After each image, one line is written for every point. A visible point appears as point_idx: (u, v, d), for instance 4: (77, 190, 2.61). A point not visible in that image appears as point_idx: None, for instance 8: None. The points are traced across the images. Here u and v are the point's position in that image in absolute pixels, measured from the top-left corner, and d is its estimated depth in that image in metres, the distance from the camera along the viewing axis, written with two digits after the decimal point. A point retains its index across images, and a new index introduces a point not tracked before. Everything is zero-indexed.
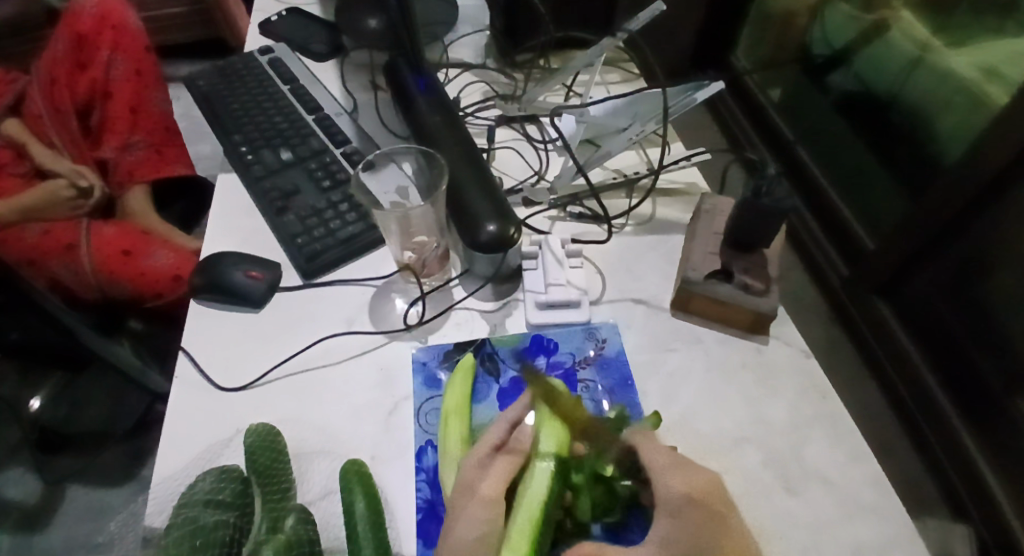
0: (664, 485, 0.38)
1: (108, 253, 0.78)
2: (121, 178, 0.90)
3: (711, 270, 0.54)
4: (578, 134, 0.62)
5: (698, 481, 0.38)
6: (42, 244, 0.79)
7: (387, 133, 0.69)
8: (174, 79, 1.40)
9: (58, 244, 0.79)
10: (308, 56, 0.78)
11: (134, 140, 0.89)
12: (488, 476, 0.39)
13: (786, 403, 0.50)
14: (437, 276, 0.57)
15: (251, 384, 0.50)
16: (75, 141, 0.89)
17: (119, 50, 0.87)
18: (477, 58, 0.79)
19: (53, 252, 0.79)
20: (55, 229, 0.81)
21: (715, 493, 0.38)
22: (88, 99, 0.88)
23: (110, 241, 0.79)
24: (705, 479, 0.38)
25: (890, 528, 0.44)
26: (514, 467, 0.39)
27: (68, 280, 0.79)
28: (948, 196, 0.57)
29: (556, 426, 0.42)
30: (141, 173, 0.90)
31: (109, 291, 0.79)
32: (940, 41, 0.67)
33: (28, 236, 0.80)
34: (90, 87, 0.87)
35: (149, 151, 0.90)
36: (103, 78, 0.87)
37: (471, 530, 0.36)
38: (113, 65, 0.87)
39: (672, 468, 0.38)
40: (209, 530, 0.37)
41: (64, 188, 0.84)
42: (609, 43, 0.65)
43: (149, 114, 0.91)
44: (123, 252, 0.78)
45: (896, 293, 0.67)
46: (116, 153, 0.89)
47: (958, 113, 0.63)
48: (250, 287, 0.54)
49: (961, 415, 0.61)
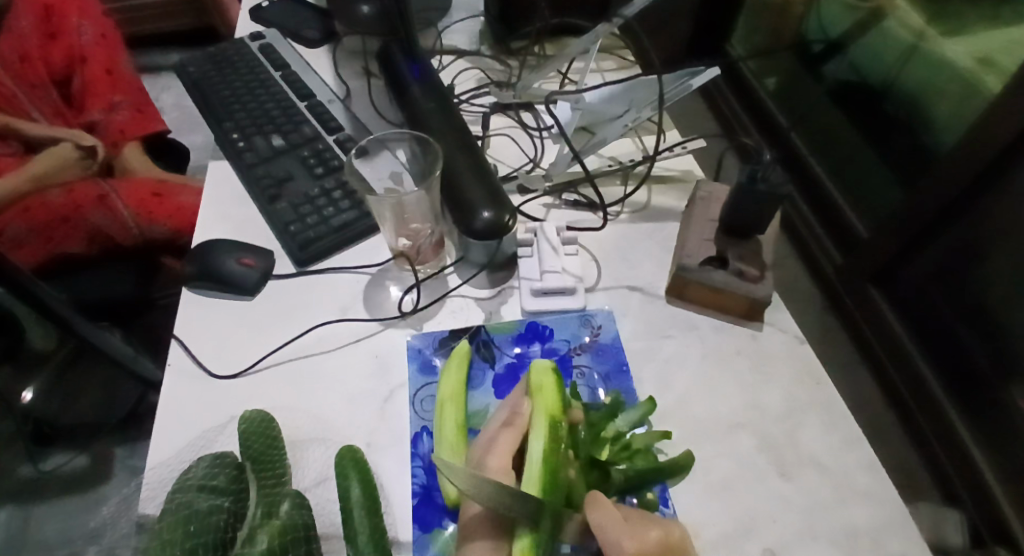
0: (610, 544, 0.33)
1: (140, 197, 0.77)
2: (113, 139, 0.88)
3: (706, 257, 0.54)
4: (573, 122, 0.62)
5: (648, 537, 0.34)
6: (70, 202, 0.76)
7: (379, 120, 0.69)
8: (163, 69, 1.38)
9: (86, 198, 0.76)
10: (299, 42, 0.77)
11: (117, 99, 0.90)
12: (493, 451, 0.40)
13: (780, 389, 0.50)
14: (431, 263, 0.57)
15: (244, 371, 0.49)
16: (58, 110, 0.91)
17: (85, 16, 0.91)
18: (471, 45, 0.78)
19: (85, 203, 0.76)
20: (77, 187, 0.77)
21: (665, 547, 0.34)
22: (64, 69, 0.91)
23: (135, 189, 0.78)
24: (656, 533, 0.34)
25: (883, 513, 0.44)
26: (518, 436, 0.40)
27: (105, 227, 0.76)
28: (951, 177, 0.54)
29: (547, 401, 0.41)
30: (131, 131, 0.88)
31: (148, 234, 0.77)
32: (935, 30, 0.65)
33: (53, 200, 0.76)
34: (66, 54, 0.90)
35: (133, 111, 0.90)
36: (76, 43, 0.90)
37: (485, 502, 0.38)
38: (83, 30, 0.91)
39: (619, 525, 0.34)
40: (204, 515, 0.36)
41: (71, 150, 0.83)
42: (604, 30, 0.64)
43: (125, 77, 0.93)
44: (153, 195, 0.78)
45: (891, 281, 0.65)
46: (104, 114, 0.89)
47: (951, 101, 0.61)
48: (243, 274, 0.54)
49: (953, 401, 0.59)
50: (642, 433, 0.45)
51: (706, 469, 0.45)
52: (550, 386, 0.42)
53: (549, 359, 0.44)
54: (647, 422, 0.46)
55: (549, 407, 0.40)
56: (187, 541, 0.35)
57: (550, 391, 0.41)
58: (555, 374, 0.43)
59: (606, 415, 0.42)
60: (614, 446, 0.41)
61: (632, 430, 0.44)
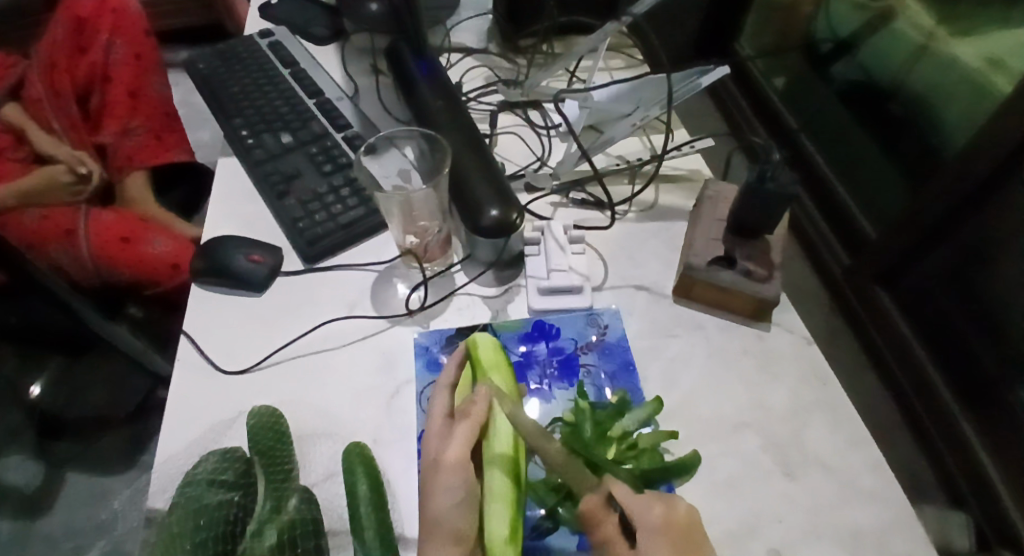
0: (642, 512, 0.34)
1: (107, 239, 0.79)
2: (119, 164, 0.89)
3: (714, 257, 0.53)
4: (582, 120, 0.63)
5: (673, 507, 0.34)
6: (42, 230, 0.80)
7: (387, 117, 0.69)
8: (173, 64, 1.38)
9: (57, 229, 0.80)
10: (309, 40, 0.78)
11: (133, 125, 0.89)
12: (450, 442, 0.39)
13: (786, 389, 0.50)
14: (438, 261, 0.57)
15: (252, 367, 0.50)
16: (75, 125, 0.90)
17: (119, 33, 0.88)
18: (478, 43, 0.78)
19: (53, 238, 0.80)
20: (53, 215, 0.81)
21: (691, 518, 0.34)
22: (87, 84, 0.89)
23: (109, 227, 0.80)
24: (683, 505, 0.35)
25: (889, 515, 0.44)
26: (474, 427, 0.39)
27: (67, 263, 0.80)
28: (960, 181, 0.54)
29: (504, 380, 0.43)
30: (140, 159, 0.89)
31: (107, 276, 0.80)
32: (944, 31, 0.64)
33: (28, 222, 0.81)
34: (89, 72, 0.88)
35: (147, 136, 0.89)
36: (102, 62, 0.88)
37: (450, 497, 0.36)
38: (112, 49, 0.88)
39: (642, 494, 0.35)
40: (213, 509, 0.37)
41: (64, 173, 0.87)
42: (613, 28, 0.63)
43: (150, 99, 0.90)
44: (121, 239, 0.79)
45: (898, 282, 0.64)
46: (115, 137, 0.89)
47: (962, 101, 0.60)
48: (252, 271, 0.54)
49: (959, 403, 0.59)
50: (649, 433, 0.45)
51: (712, 470, 0.45)
52: (503, 366, 0.44)
53: (492, 334, 0.46)
54: (654, 422, 0.46)
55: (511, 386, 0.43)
56: (194, 536, 0.35)
57: (504, 371, 0.43)
58: (497, 348, 0.45)
59: (614, 413, 0.42)
60: (621, 445, 0.41)
61: (639, 429, 0.43)
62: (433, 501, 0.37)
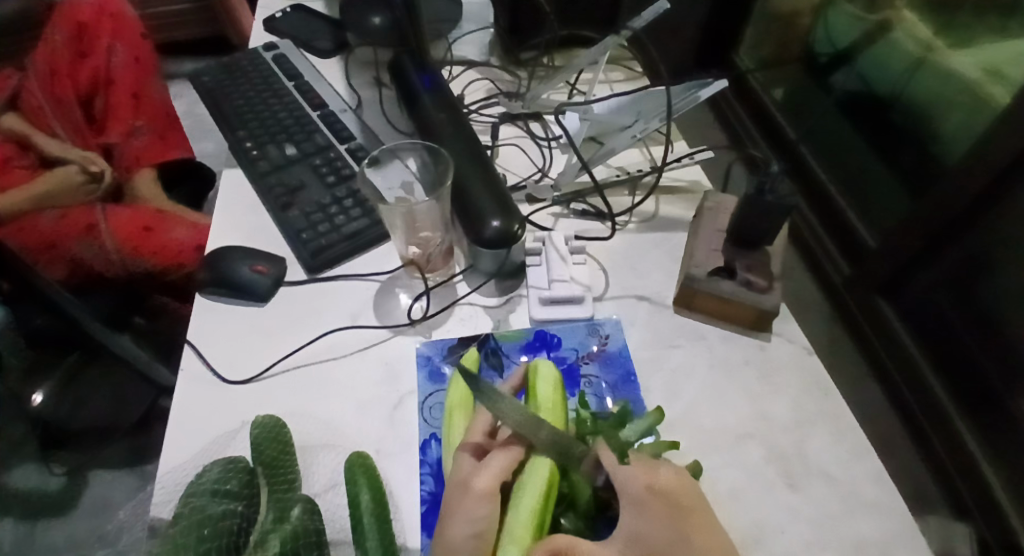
0: (625, 478, 0.35)
1: (129, 232, 0.77)
2: (127, 165, 0.91)
3: (714, 267, 0.54)
4: (582, 132, 0.63)
5: (658, 473, 0.36)
6: (60, 229, 0.80)
7: (390, 129, 0.70)
8: (177, 76, 1.40)
9: (77, 225, 0.79)
10: (312, 52, 0.79)
11: (139, 125, 0.91)
12: (481, 471, 0.37)
13: (787, 400, 0.50)
14: (441, 271, 0.58)
15: (256, 377, 0.50)
16: (80, 130, 0.92)
17: (119, 37, 0.90)
18: (480, 56, 0.79)
19: (74, 234, 0.79)
20: (72, 215, 0.81)
21: (678, 484, 0.36)
22: (89, 88, 0.90)
23: (127, 222, 0.78)
24: (666, 470, 0.36)
25: (892, 525, 0.44)
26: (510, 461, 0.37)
27: (89, 260, 0.79)
28: (956, 193, 0.54)
29: (553, 413, 0.41)
30: (147, 158, 0.90)
31: (130, 268, 0.78)
32: (943, 42, 0.64)
33: (45, 224, 0.80)
34: (91, 77, 0.90)
35: (153, 137, 0.92)
36: (104, 66, 0.89)
37: (468, 527, 0.35)
38: (114, 52, 0.90)
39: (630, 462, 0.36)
40: (216, 519, 0.36)
41: (76, 173, 0.87)
42: (614, 42, 0.64)
43: (152, 100, 0.93)
44: (144, 228, 0.78)
45: (896, 292, 0.65)
46: (122, 139, 0.90)
47: (962, 112, 0.61)
48: (255, 281, 0.54)
49: (962, 413, 0.59)
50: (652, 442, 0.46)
51: (714, 480, 0.46)
52: (556, 401, 0.42)
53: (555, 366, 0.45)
54: (656, 432, 0.47)
55: (554, 406, 0.42)
56: (199, 545, 0.35)
57: (555, 406, 0.42)
58: (558, 383, 0.43)
59: (614, 424, 0.40)
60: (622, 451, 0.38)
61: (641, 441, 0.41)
62: (450, 527, 0.36)
